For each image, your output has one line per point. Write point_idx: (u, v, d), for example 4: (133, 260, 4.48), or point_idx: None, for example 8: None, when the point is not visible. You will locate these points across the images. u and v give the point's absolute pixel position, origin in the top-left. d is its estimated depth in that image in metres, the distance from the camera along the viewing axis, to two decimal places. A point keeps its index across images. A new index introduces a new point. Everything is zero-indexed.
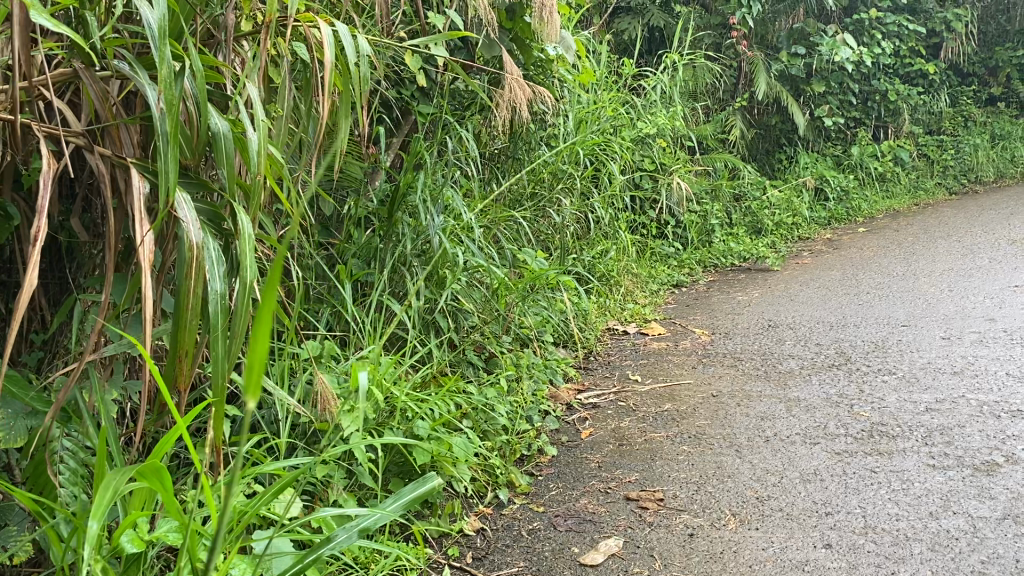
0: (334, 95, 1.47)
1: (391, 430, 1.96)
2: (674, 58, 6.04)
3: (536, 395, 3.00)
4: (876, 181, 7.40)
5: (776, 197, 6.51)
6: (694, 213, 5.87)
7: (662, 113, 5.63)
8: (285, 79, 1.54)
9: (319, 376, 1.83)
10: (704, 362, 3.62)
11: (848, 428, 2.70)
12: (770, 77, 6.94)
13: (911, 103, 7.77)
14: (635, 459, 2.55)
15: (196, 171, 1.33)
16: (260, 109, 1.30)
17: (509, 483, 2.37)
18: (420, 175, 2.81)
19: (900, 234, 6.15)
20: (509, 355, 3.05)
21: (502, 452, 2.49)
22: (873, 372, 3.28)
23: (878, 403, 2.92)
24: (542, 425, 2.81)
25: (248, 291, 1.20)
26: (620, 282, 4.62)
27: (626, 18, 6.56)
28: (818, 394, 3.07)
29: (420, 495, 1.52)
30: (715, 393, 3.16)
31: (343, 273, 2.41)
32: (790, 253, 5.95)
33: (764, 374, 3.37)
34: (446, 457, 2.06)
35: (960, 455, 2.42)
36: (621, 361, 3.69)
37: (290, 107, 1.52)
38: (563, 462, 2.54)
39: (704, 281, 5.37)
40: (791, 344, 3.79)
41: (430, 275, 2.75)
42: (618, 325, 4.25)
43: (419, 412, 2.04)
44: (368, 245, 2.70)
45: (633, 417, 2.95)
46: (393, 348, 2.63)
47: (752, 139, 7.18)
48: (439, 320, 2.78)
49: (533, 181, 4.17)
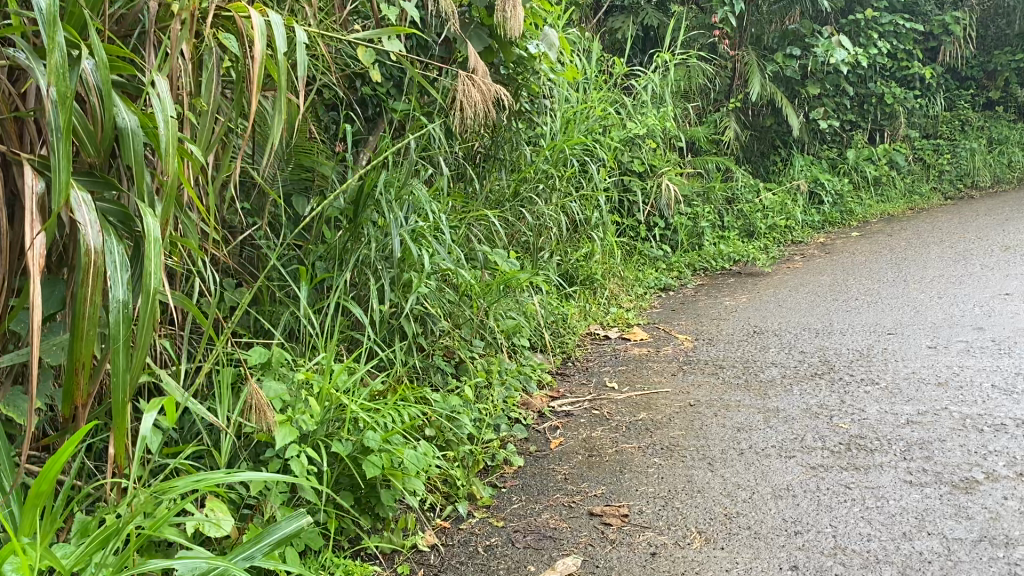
0: (265, 90, 1.44)
1: (338, 442, 1.87)
2: (665, 58, 5.95)
3: (507, 402, 2.92)
4: (871, 185, 7.31)
5: (769, 200, 6.42)
6: (684, 216, 5.78)
7: (652, 113, 5.53)
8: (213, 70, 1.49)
9: (253, 386, 1.74)
10: (685, 369, 3.53)
11: (825, 440, 2.62)
12: (764, 78, 6.84)
13: (908, 106, 7.68)
14: (603, 472, 2.47)
15: (101, 167, 1.31)
16: (171, 103, 1.27)
17: (470, 496, 2.29)
18: (384, 173, 2.73)
19: (893, 239, 6.07)
20: (479, 361, 2.97)
21: (465, 462, 2.41)
22: (856, 382, 3.19)
23: (858, 414, 2.84)
24: (509, 435, 2.73)
25: (150, 299, 1.16)
26: (604, 285, 4.53)
27: (619, 17, 6.49)
28: (797, 404, 2.99)
29: (288, 536, 1.49)
30: (691, 402, 3.07)
31: (302, 276, 2.32)
32: (781, 257, 5.86)
33: (743, 383, 3.29)
34: (400, 469, 1.97)
35: (939, 471, 2.33)
36: (599, 367, 3.61)
37: (218, 103, 1.49)
38: (529, 474, 2.46)
39: (692, 285, 5.29)
40: (774, 352, 3.71)
41: (395, 279, 2.66)
42: (600, 330, 4.15)
43: (371, 422, 1.94)
44: (334, 245, 2.62)
45: (606, 427, 2.86)
46: (353, 353, 2.55)
47: (746, 141, 7.09)
48: (405, 325, 2.70)
49: (515, 180, 4.08)
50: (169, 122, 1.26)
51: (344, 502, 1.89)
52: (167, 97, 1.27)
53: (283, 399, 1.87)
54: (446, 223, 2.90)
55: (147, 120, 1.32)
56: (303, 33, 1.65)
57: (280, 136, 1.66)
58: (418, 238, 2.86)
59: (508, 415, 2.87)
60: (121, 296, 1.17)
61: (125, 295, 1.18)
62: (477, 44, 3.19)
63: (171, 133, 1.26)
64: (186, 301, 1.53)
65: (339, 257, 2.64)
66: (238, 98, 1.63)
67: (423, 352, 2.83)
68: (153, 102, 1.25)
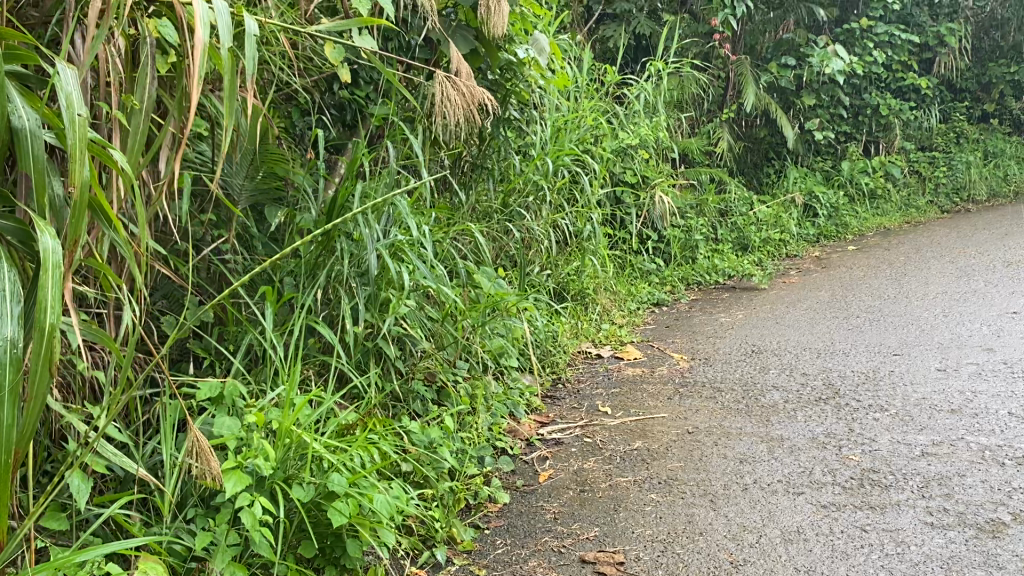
0: (205, 93, 1.25)
1: (299, 485, 1.66)
2: (657, 67, 5.77)
3: (492, 430, 2.73)
4: (866, 198, 7.16)
5: (764, 213, 6.25)
6: (679, 228, 5.60)
7: (645, 123, 5.37)
8: (145, 62, 1.31)
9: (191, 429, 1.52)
10: (682, 392, 3.33)
11: (836, 475, 2.42)
12: (759, 88, 6.67)
13: (903, 118, 7.53)
14: (595, 511, 2.27)
15: None
16: (76, 100, 1.09)
17: (450, 539, 2.10)
18: (359, 182, 2.53)
19: (891, 253, 5.90)
20: (463, 386, 2.77)
21: (444, 501, 2.20)
22: (863, 409, 2.99)
23: (869, 445, 2.64)
24: (494, 468, 2.53)
25: (44, 337, 1.06)
26: (597, 301, 4.32)
27: (611, 25, 6.31)
28: (802, 432, 2.79)
29: None
30: (689, 429, 2.87)
31: (268, 297, 2.16)
32: (776, 271, 5.68)
33: (745, 409, 3.08)
34: (369, 517, 1.75)
35: (961, 511, 2.14)
36: (591, 389, 3.41)
37: (149, 102, 1.30)
38: (516, 513, 2.26)
39: (686, 299, 5.09)
40: (775, 373, 3.52)
41: (370, 298, 2.47)
42: (592, 348, 3.96)
43: (337, 463, 1.74)
44: (307, 260, 2.43)
45: (598, 457, 2.66)
46: (321, 381, 2.35)
47: (739, 152, 6.90)
48: (381, 348, 2.51)
49: (503, 192, 3.89)
50: (78, 122, 1.09)
51: (305, 553, 1.66)
52: (71, 91, 1.10)
53: (237, 437, 1.67)
54: (427, 237, 2.70)
55: (52, 119, 1.18)
56: (254, 23, 1.45)
57: (226, 143, 1.48)
58: (398, 253, 2.65)
59: (494, 445, 2.68)
60: (8, 334, 1.08)
61: (14, 330, 1.10)
62: (464, 47, 2.99)
63: (79, 135, 1.09)
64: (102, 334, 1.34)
65: (312, 274, 2.44)
66: (178, 95, 1.44)
67: (402, 376, 2.62)
68: (57, 97, 1.08)
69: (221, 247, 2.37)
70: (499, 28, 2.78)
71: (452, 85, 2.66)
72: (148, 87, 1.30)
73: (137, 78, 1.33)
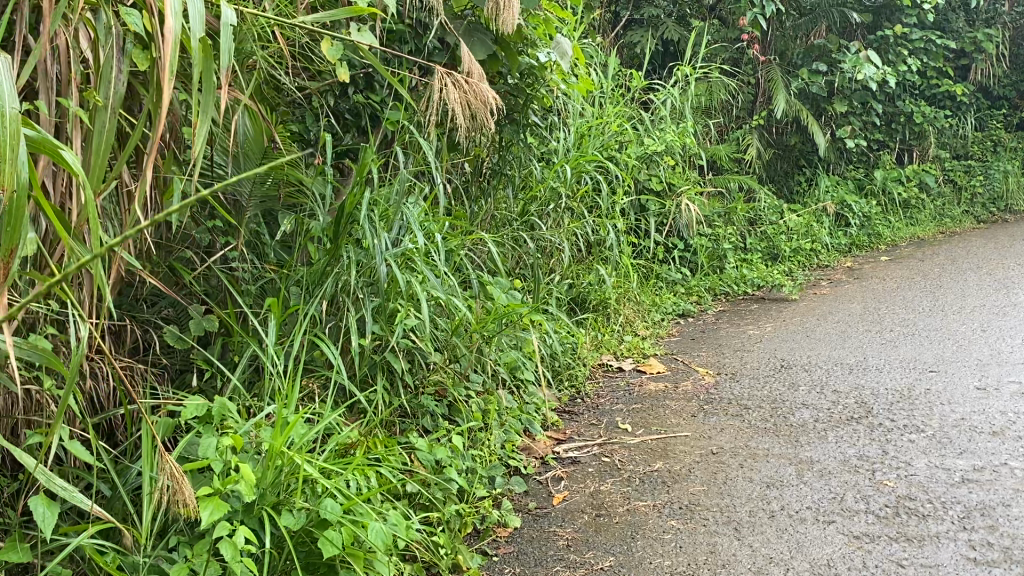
0: (170, 89, 1.19)
1: (289, 512, 1.57)
2: (685, 72, 5.62)
3: (505, 448, 2.62)
4: (899, 208, 6.98)
5: (794, 222, 6.08)
6: (706, 237, 5.44)
7: (671, 130, 5.24)
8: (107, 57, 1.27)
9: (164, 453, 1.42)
10: (706, 409, 3.18)
11: (870, 502, 2.27)
12: (789, 94, 6.49)
13: (938, 125, 7.33)
14: (611, 538, 2.14)
15: None
16: None
17: (456, 566, 1.99)
18: (368, 189, 2.43)
19: (925, 264, 5.71)
20: (476, 401, 2.66)
21: (451, 525, 2.10)
22: (898, 430, 2.83)
23: (904, 469, 2.48)
24: (506, 489, 2.41)
25: None
26: (619, 312, 4.19)
27: (637, 30, 6.18)
28: (834, 455, 2.64)
29: None
30: (714, 450, 2.73)
31: (272, 307, 2.08)
32: (807, 281, 5.51)
33: (772, 428, 2.94)
34: (364, 547, 1.64)
35: (1007, 546, 1.98)
36: (611, 405, 3.28)
37: (114, 99, 1.27)
38: (527, 539, 2.15)
39: (713, 310, 4.94)
40: (804, 390, 3.36)
41: (377, 309, 2.37)
42: (613, 361, 3.82)
43: (331, 487, 1.63)
44: (315, 267, 2.33)
45: (616, 478, 2.53)
46: (323, 396, 2.25)
47: (769, 160, 6.72)
48: (389, 360, 2.41)
49: (523, 200, 3.79)
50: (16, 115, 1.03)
51: None
52: None
53: (225, 457, 1.58)
54: (440, 246, 2.59)
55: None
56: (231, 12, 1.37)
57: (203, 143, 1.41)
58: (408, 262, 2.55)
59: (506, 463, 2.56)
60: None
61: None
62: (481, 51, 2.89)
63: None
64: (52, 358, 1.36)
65: (318, 282, 2.34)
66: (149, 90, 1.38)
67: (412, 390, 2.52)
68: None
69: (228, 254, 2.29)
70: (507, 19, 2.65)
71: (455, 86, 2.49)
72: (112, 83, 1.27)
73: (102, 76, 1.29)
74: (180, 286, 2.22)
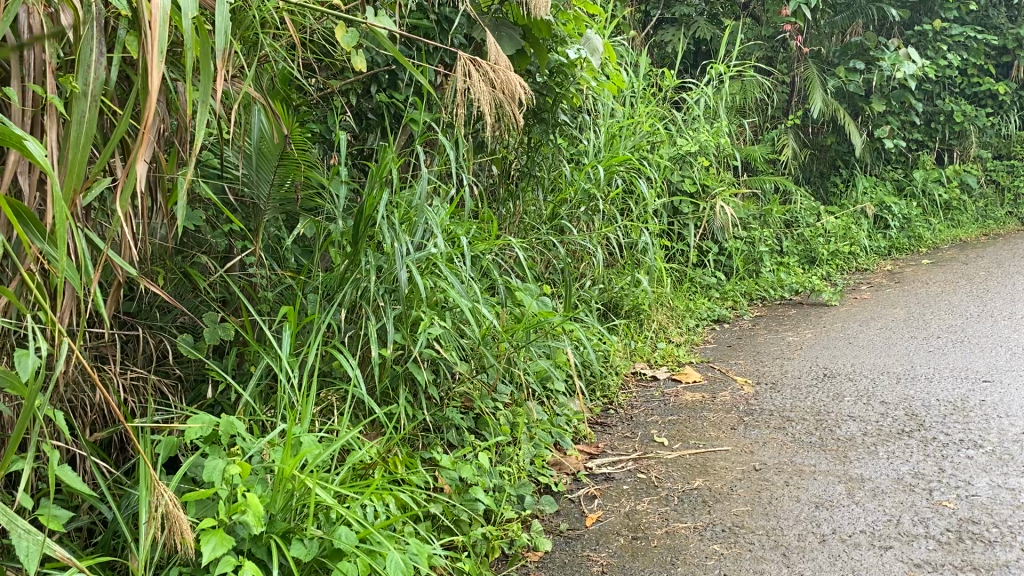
0: (160, 69, 1.15)
1: (300, 542, 1.44)
2: (719, 70, 5.44)
3: (535, 464, 2.48)
4: (940, 210, 6.75)
5: (832, 225, 5.89)
6: (741, 240, 5.27)
7: (705, 129, 5.08)
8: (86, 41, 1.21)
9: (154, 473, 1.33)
10: (747, 421, 3.01)
11: (929, 526, 2.10)
12: (826, 93, 6.28)
13: (979, 125, 7.09)
14: (650, 564, 1.99)
15: None
16: None
17: None
18: (388, 190, 2.29)
19: (970, 267, 5.49)
20: (504, 414, 2.53)
21: (476, 551, 1.97)
22: (954, 445, 2.65)
23: (966, 489, 2.31)
24: (536, 509, 2.26)
25: None
26: (652, 318, 4.03)
27: (669, 29, 6.03)
28: (886, 472, 2.46)
29: None
30: (757, 466, 2.56)
31: (288, 315, 1.95)
32: (846, 286, 5.31)
33: (818, 442, 2.76)
34: None
35: None
36: (646, 416, 3.13)
37: (93, 86, 1.19)
38: (559, 564, 2.01)
39: (749, 316, 4.76)
40: (850, 401, 3.18)
41: (398, 318, 2.23)
42: (647, 370, 3.67)
43: (345, 514, 1.51)
44: (334, 272, 2.20)
45: (653, 497, 2.38)
46: (340, 410, 2.13)
47: (806, 160, 6.52)
48: (411, 372, 2.28)
49: (552, 202, 3.64)
50: None
51: None
52: None
53: (231, 481, 1.46)
54: (465, 251, 2.44)
55: None
56: None
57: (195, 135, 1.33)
58: (431, 268, 2.41)
59: (536, 480, 2.42)
60: None
61: None
62: (508, 45, 2.76)
63: None
64: (14, 380, 1.23)
65: (337, 289, 2.22)
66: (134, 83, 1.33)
67: (436, 403, 2.39)
68: None
69: (245, 259, 2.15)
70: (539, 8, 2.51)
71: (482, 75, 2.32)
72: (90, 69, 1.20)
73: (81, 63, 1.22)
74: (196, 293, 2.09)
